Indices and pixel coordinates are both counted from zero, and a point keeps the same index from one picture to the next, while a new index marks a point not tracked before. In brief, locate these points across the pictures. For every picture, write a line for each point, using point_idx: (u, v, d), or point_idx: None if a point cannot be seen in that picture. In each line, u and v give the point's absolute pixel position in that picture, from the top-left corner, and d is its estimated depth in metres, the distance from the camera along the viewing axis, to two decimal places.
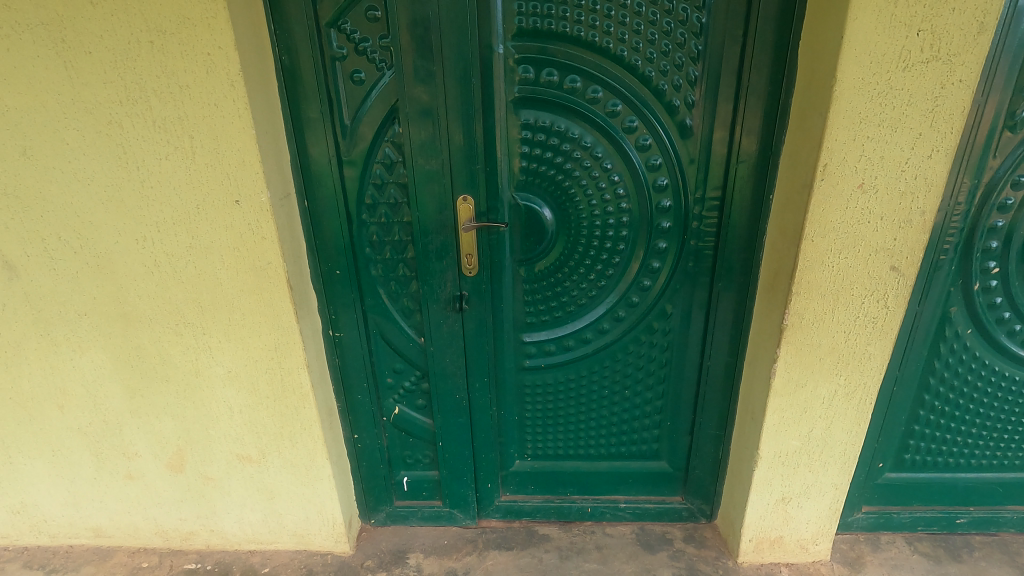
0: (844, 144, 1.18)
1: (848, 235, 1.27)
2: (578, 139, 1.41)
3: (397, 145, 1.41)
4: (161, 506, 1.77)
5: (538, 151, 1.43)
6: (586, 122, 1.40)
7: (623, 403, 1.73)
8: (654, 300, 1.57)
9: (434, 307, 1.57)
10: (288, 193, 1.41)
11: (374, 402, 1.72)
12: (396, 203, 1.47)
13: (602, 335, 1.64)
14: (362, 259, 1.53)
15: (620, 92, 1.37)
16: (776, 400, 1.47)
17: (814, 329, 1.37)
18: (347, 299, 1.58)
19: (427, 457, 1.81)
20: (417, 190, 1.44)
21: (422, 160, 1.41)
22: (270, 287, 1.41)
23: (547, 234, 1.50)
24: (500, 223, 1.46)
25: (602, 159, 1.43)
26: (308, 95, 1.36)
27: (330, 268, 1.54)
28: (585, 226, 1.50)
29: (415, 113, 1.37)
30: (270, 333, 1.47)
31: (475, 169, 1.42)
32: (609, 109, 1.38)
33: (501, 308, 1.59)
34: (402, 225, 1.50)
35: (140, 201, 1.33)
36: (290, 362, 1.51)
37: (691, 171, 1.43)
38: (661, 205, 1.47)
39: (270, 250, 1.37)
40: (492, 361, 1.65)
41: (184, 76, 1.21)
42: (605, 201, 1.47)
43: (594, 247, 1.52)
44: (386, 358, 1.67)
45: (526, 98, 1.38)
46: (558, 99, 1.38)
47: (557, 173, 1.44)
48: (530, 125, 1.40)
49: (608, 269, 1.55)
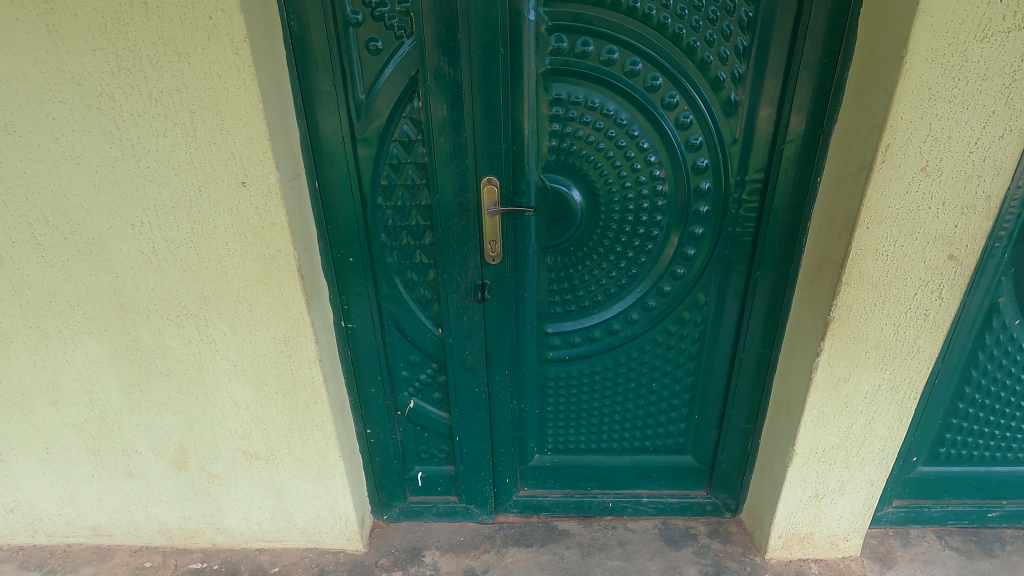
0: (910, 123, 1.08)
1: (906, 221, 1.18)
2: (612, 116, 1.30)
3: (416, 121, 1.30)
4: (164, 505, 1.69)
5: (570, 129, 1.32)
6: (622, 98, 1.29)
7: (649, 396, 1.65)
8: (687, 289, 1.49)
9: (453, 297, 1.48)
10: (298, 174, 1.29)
11: (387, 395, 1.63)
12: (414, 185, 1.36)
13: (631, 326, 1.55)
14: (377, 245, 1.43)
15: (660, 65, 1.26)
16: (817, 395, 1.39)
17: (862, 321, 1.29)
18: (360, 288, 1.48)
19: (442, 451, 1.73)
20: (438, 170, 1.33)
21: (443, 138, 1.30)
22: (279, 276, 1.31)
23: (576, 219, 1.40)
24: (527, 207, 1.36)
25: (638, 138, 1.32)
26: (318, 64, 1.23)
27: (342, 256, 1.44)
28: (616, 210, 1.40)
29: (437, 87, 1.25)
30: (280, 325, 1.37)
31: (501, 148, 1.31)
32: (647, 83, 1.27)
33: (524, 298, 1.49)
34: (420, 210, 1.39)
35: (136, 183, 1.22)
36: (301, 356, 1.41)
37: (734, 152, 1.33)
38: (699, 188, 1.37)
39: (280, 236, 1.26)
40: (514, 352, 1.56)
41: (183, 43, 1.08)
42: (640, 183, 1.37)
43: (626, 232, 1.42)
44: (401, 350, 1.58)
45: (557, 71, 1.27)
46: (593, 72, 1.27)
47: (588, 153, 1.34)
48: (562, 100, 1.29)
49: (640, 256, 1.45)
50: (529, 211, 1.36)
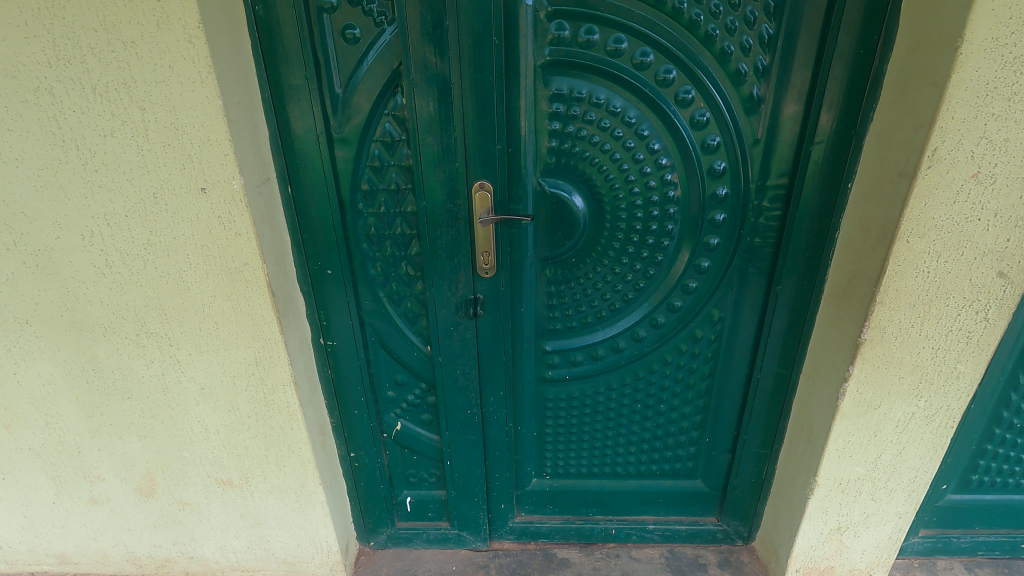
0: (961, 124, 0.94)
1: (951, 235, 1.04)
2: (620, 114, 1.17)
3: (399, 119, 1.16)
4: (133, 532, 1.56)
5: (571, 128, 1.18)
6: (630, 94, 1.15)
7: (657, 418, 1.52)
8: (700, 304, 1.35)
9: (443, 312, 1.34)
10: (267, 178, 1.16)
11: (372, 417, 1.50)
12: (399, 191, 1.23)
13: (638, 344, 1.41)
14: (358, 256, 1.30)
15: (674, 56, 1.12)
16: (843, 423, 1.26)
17: (896, 344, 1.16)
18: (340, 302, 1.34)
19: (433, 475, 1.61)
20: (424, 174, 1.20)
21: (429, 138, 1.16)
22: (247, 293, 1.18)
23: (578, 227, 1.26)
24: (523, 215, 1.23)
25: (648, 138, 1.19)
26: (288, 55, 1.10)
27: (320, 268, 1.30)
28: (623, 218, 1.26)
29: (422, 81, 1.12)
30: (250, 345, 1.24)
31: (494, 150, 1.17)
32: (660, 76, 1.13)
33: (521, 313, 1.36)
34: (406, 217, 1.26)
35: (84, 188, 1.08)
36: (274, 379, 1.28)
37: (755, 153, 1.20)
38: (716, 194, 1.23)
39: (246, 248, 1.13)
40: (509, 371, 1.43)
41: (129, 30, 0.95)
42: (649, 188, 1.23)
43: (633, 242, 1.29)
44: (387, 368, 1.45)
45: (558, 63, 1.13)
46: (598, 65, 1.12)
47: (592, 155, 1.20)
48: (563, 96, 1.15)
49: (649, 269, 1.32)
50: (526, 220, 1.22)
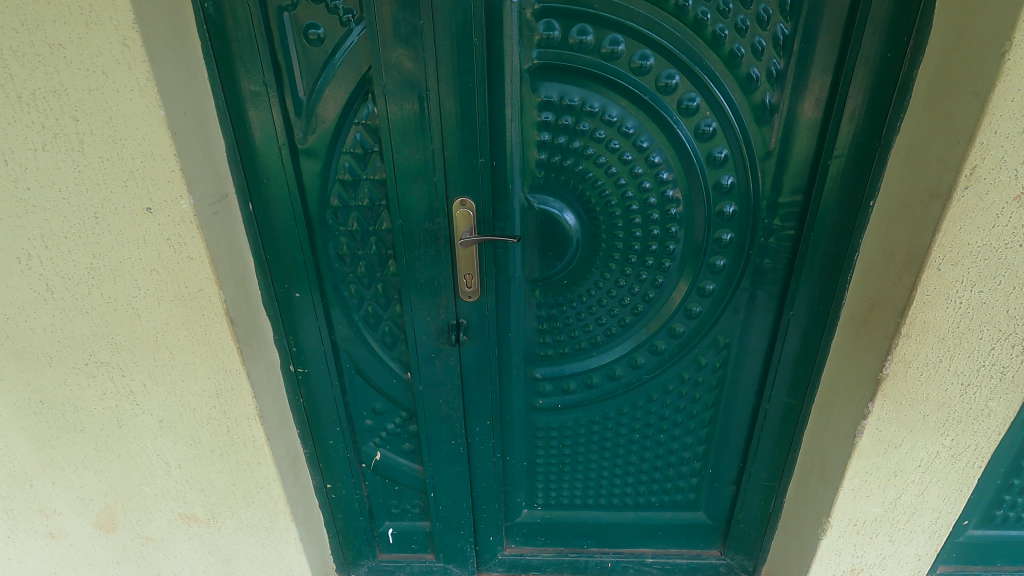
0: (1005, 139, 0.82)
1: (987, 262, 0.92)
2: (616, 124, 1.05)
3: (371, 129, 1.04)
4: (96, 566, 1.43)
5: (562, 139, 1.06)
6: (628, 102, 1.03)
7: (656, 448, 1.41)
8: (703, 330, 1.24)
9: (423, 338, 1.24)
10: (225, 195, 1.04)
11: (349, 447, 1.39)
12: (372, 207, 1.11)
13: (636, 371, 1.30)
14: (330, 277, 1.18)
15: (678, 59, 1.00)
16: (861, 462, 1.15)
17: (921, 379, 1.05)
18: (311, 327, 1.23)
19: (416, 506, 1.50)
20: (400, 190, 1.08)
21: (404, 150, 1.05)
22: (204, 321, 1.06)
23: (571, 248, 1.15)
24: (511, 235, 1.11)
25: (647, 151, 1.07)
26: (244, 59, 0.98)
27: (288, 290, 1.19)
28: (619, 237, 1.14)
29: (395, 87, 1.00)
30: (209, 377, 1.13)
31: (476, 163, 1.06)
32: (661, 82, 1.01)
33: (508, 339, 1.25)
34: (381, 236, 1.14)
35: (15, 208, 0.96)
36: (238, 412, 1.17)
37: (766, 167, 1.08)
38: (722, 212, 1.12)
39: (200, 274, 1.01)
40: (496, 400, 1.32)
41: (55, 30, 0.83)
42: (649, 205, 1.11)
43: (631, 264, 1.17)
44: (364, 396, 1.34)
45: (548, 67, 1.01)
46: (592, 69, 1.01)
47: (586, 169, 1.08)
48: (553, 104, 1.03)
49: (648, 292, 1.20)
50: (514, 240, 1.11)
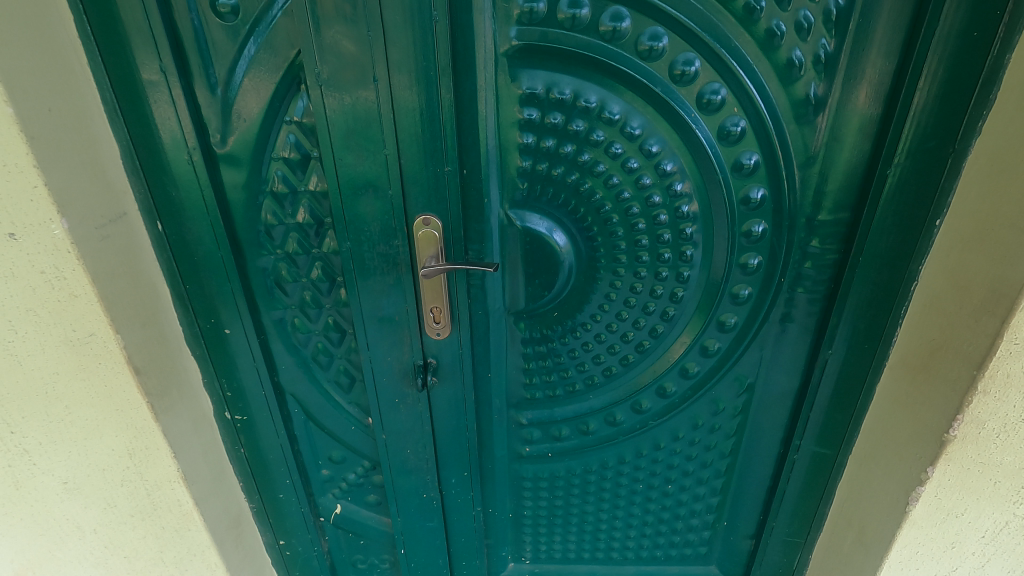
0: None
1: None
2: (618, 122, 0.82)
3: (306, 129, 0.82)
4: None
5: (550, 142, 0.83)
6: (633, 95, 0.80)
7: (663, 500, 1.21)
8: (722, 370, 1.03)
9: (385, 380, 1.03)
10: (123, 213, 0.82)
11: (303, 500, 1.19)
12: (314, 227, 0.89)
13: (640, 416, 1.09)
14: (268, 310, 0.97)
15: (700, 40, 0.77)
16: (909, 533, 0.92)
17: (996, 442, 0.81)
18: (248, 368, 1.02)
19: (385, 562, 1.29)
20: (347, 205, 0.86)
21: (350, 156, 0.83)
22: (102, 371, 0.85)
23: (562, 274, 0.93)
24: (489, 262, 0.89)
25: (658, 157, 0.85)
26: (134, 38, 0.76)
27: (216, 326, 0.97)
28: (622, 262, 0.93)
29: (334, 76, 0.77)
30: (117, 434, 0.91)
31: (440, 172, 0.84)
32: (678, 70, 0.78)
33: (487, 380, 1.04)
34: (326, 261, 0.93)
35: None
36: (157, 474, 0.96)
37: (806, 177, 0.86)
38: (749, 231, 0.90)
39: (91, 315, 0.79)
40: (474, 449, 1.12)
41: None
42: (658, 223, 0.90)
43: (636, 293, 0.96)
44: (318, 444, 1.13)
45: (531, 51, 0.78)
46: (588, 53, 0.78)
47: (580, 180, 0.86)
48: (538, 98, 0.81)
49: (656, 326, 0.99)
50: (492, 268, 0.89)
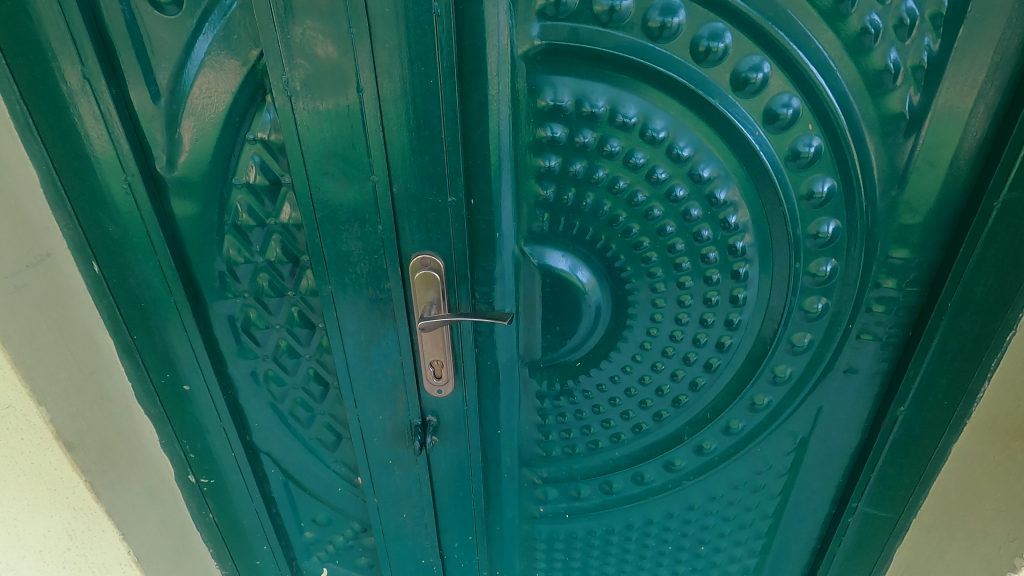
0: None
1: None
2: (662, 142, 0.66)
3: (271, 149, 0.66)
4: None
5: (578, 167, 0.67)
6: (683, 109, 0.64)
7: (694, 562, 1.07)
8: (770, 425, 0.88)
9: (376, 438, 0.87)
10: (46, 254, 0.66)
11: (284, 566, 1.03)
12: (288, 266, 0.73)
13: (673, 475, 0.94)
14: (235, 361, 0.81)
15: (772, 40, 0.60)
16: None
17: None
18: (213, 427, 0.86)
19: None
20: (328, 241, 0.70)
21: (328, 184, 0.67)
22: (24, 449, 0.67)
23: (587, 320, 0.78)
24: (502, 312, 0.72)
25: (710, 184, 0.68)
26: (46, 34, 0.59)
27: (171, 381, 0.81)
28: (660, 307, 0.77)
29: (306, 84, 0.61)
30: (54, 513, 0.72)
31: (441, 203, 0.68)
32: (740, 77, 0.62)
33: (495, 437, 0.89)
34: (304, 306, 0.77)
35: None
36: (104, 555, 0.78)
37: (892, 207, 0.70)
38: (815, 271, 0.74)
39: (8, 384, 0.62)
40: (481, 510, 0.97)
41: None
42: (707, 263, 0.73)
43: (675, 342, 0.80)
44: (300, 506, 0.97)
45: (557, 52, 0.61)
46: (629, 55, 0.61)
47: (613, 211, 0.70)
48: (565, 112, 0.64)
49: (697, 379, 0.84)
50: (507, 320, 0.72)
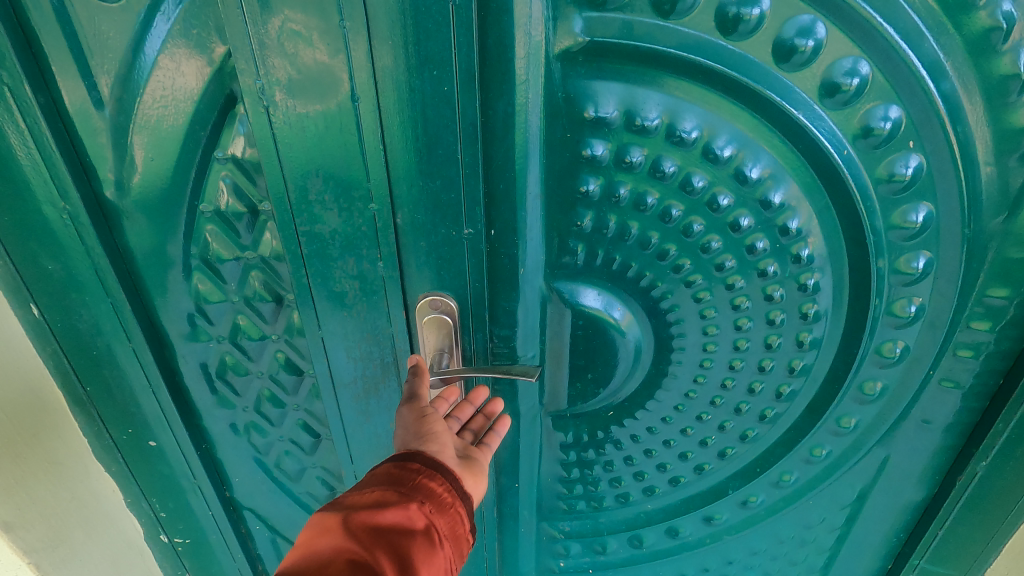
0: None
1: None
2: (728, 163, 0.53)
3: (243, 170, 0.53)
4: None
5: (623, 192, 0.55)
6: (756, 122, 0.52)
7: None
8: (826, 478, 0.78)
9: None
10: None
11: None
12: (270, 307, 0.61)
13: (712, 528, 0.84)
14: (210, 411, 0.69)
15: (876, 37, 0.47)
16: None
17: None
18: (186, 484, 0.74)
19: None
20: (316, 279, 0.58)
21: (316, 212, 0.54)
22: None
23: (623, 368, 0.66)
24: (527, 370, 0.59)
25: (782, 212, 0.56)
26: None
27: (135, 435, 0.69)
28: (711, 352, 0.65)
29: (286, 92, 0.48)
30: None
31: (456, 235, 0.56)
32: (832, 85, 0.49)
33: (513, 491, 0.78)
34: (290, 352, 0.64)
35: None
36: None
37: (1002, 239, 0.57)
38: (898, 313, 0.62)
39: None
40: (495, 566, 0.87)
41: None
42: (771, 304, 0.61)
43: (725, 390, 0.69)
44: None
45: (604, 52, 0.49)
46: (694, 56, 0.48)
47: (662, 245, 0.58)
48: (610, 127, 0.52)
49: (748, 429, 0.72)
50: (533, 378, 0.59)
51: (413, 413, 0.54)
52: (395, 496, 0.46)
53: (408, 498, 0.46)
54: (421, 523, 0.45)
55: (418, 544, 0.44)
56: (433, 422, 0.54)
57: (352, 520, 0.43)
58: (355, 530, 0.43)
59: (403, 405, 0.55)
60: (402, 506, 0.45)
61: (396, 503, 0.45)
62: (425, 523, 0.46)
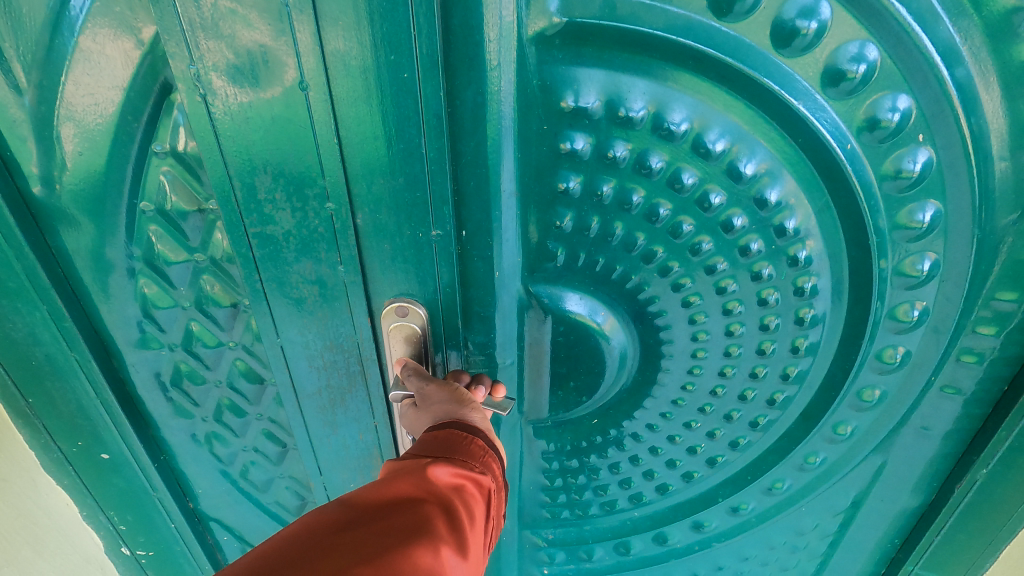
0: None
1: None
2: (722, 157, 0.49)
3: (182, 167, 0.48)
4: None
5: (607, 189, 0.50)
6: (752, 113, 0.47)
7: None
8: (818, 486, 0.75)
9: None
10: None
11: None
12: (224, 312, 0.56)
13: (700, 534, 0.82)
14: (166, 422, 0.65)
15: (887, 18, 0.42)
16: None
17: None
18: (144, 497, 0.70)
19: None
20: (271, 284, 0.53)
21: (267, 213, 0.49)
22: None
23: (608, 376, 0.61)
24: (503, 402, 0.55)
25: (778, 212, 0.51)
26: None
27: (85, 447, 0.65)
28: (700, 358, 0.61)
29: (225, 79, 0.43)
30: None
31: (423, 237, 0.51)
32: (836, 72, 0.44)
33: None
34: (248, 359, 0.60)
35: None
36: None
37: (1016, 240, 0.53)
38: (900, 317, 0.58)
39: None
40: None
41: None
42: (765, 309, 0.57)
43: (716, 398, 0.65)
44: None
45: (584, 36, 0.44)
46: (685, 40, 0.43)
47: (648, 246, 0.54)
48: (591, 118, 0.47)
49: (739, 437, 0.69)
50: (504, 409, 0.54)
51: (450, 388, 0.51)
52: (464, 460, 0.47)
53: (476, 466, 0.47)
54: (485, 493, 0.47)
55: (482, 510, 0.46)
56: (475, 400, 0.53)
57: (438, 473, 0.44)
58: (437, 483, 0.44)
59: (431, 385, 0.52)
60: (470, 472, 0.46)
61: (467, 466, 0.46)
62: (485, 494, 0.47)
